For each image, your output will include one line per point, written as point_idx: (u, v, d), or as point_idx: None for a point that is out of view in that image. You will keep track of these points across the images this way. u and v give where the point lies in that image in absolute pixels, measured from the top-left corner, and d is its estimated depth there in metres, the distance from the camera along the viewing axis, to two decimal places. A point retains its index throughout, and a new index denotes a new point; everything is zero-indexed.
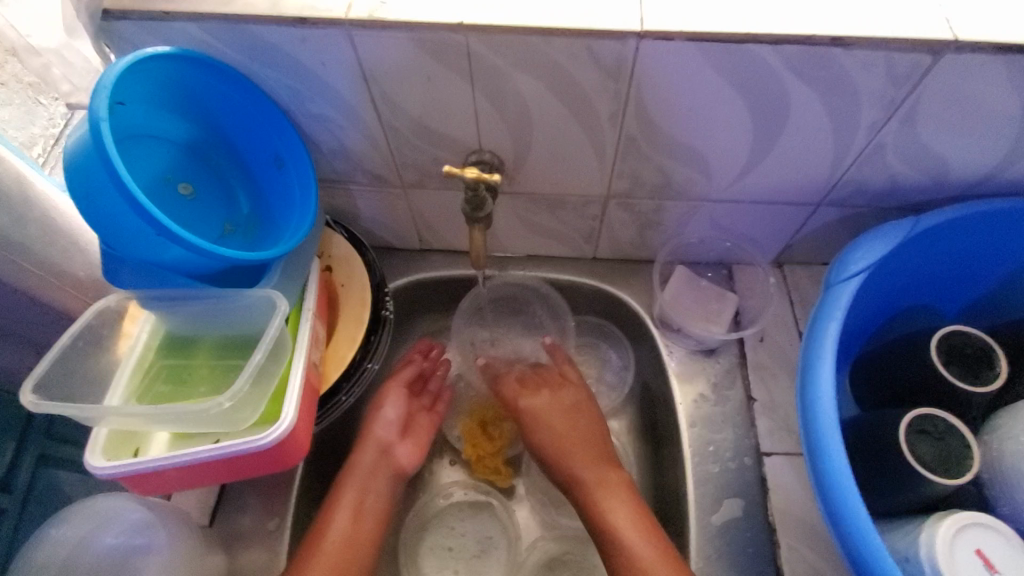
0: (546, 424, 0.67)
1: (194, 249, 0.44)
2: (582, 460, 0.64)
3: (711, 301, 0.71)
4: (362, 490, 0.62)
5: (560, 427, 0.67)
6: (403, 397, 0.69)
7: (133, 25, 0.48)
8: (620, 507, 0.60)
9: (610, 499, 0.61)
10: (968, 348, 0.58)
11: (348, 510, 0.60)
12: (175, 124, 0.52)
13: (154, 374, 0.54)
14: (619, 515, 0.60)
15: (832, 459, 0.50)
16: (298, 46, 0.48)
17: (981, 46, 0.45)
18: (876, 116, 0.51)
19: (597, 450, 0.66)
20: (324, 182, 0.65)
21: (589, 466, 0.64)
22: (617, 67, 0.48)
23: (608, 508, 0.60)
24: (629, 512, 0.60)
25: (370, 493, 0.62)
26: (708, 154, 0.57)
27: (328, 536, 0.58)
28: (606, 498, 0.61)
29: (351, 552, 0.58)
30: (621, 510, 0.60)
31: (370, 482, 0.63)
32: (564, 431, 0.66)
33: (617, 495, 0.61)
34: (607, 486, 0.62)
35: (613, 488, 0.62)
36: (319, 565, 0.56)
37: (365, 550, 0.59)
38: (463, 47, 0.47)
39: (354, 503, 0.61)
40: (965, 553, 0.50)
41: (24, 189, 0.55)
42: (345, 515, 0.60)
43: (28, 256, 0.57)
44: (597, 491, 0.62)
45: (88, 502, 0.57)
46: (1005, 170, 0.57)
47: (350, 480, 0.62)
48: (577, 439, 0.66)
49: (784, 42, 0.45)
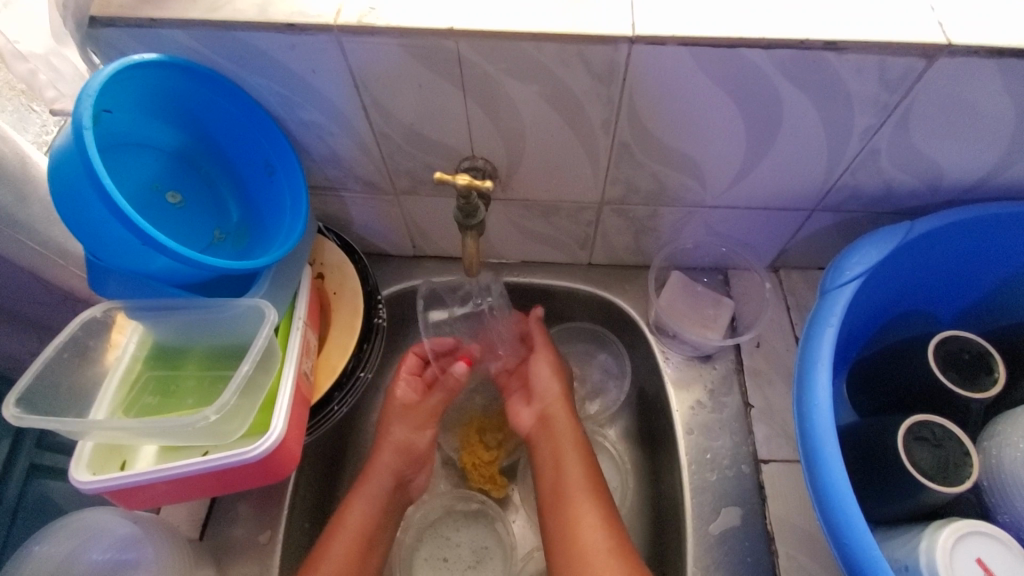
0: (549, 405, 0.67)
1: (179, 258, 0.44)
2: (577, 491, 0.60)
3: (707, 307, 0.71)
4: (367, 518, 0.61)
5: (551, 407, 0.67)
6: (429, 430, 0.68)
7: (121, 32, 0.47)
8: (590, 518, 0.58)
9: (579, 511, 0.58)
10: (966, 354, 0.57)
11: (352, 536, 0.59)
12: (163, 132, 0.52)
13: (142, 386, 0.53)
14: (586, 532, 0.57)
15: (828, 468, 0.49)
16: (287, 53, 0.48)
17: (975, 50, 0.44)
18: (870, 120, 0.51)
19: (576, 437, 0.64)
20: (315, 190, 0.64)
21: (581, 496, 0.59)
22: (609, 72, 0.48)
23: (575, 522, 0.58)
24: (598, 523, 0.57)
25: (374, 522, 0.62)
26: (702, 160, 0.57)
27: (328, 561, 0.57)
28: (575, 501, 0.59)
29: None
30: (588, 521, 0.58)
31: (377, 510, 0.63)
32: (567, 464, 0.62)
33: (582, 505, 0.59)
34: (575, 490, 0.60)
35: (580, 484, 0.60)
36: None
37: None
38: (453, 53, 0.47)
39: (357, 532, 0.60)
40: (966, 562, 0.49)
41: (27, 169, 0.55)
42: (348, 540, 0.59)
43: (32, 235, 0.57)
44: (567, 493, 0.60)
45: (73, 518, 0.55)
46: (1001, 174, 0.56)
47: (365, 500, 0.62)
48: (563, 427, 0.65)
49: (776, 47, 0.45)
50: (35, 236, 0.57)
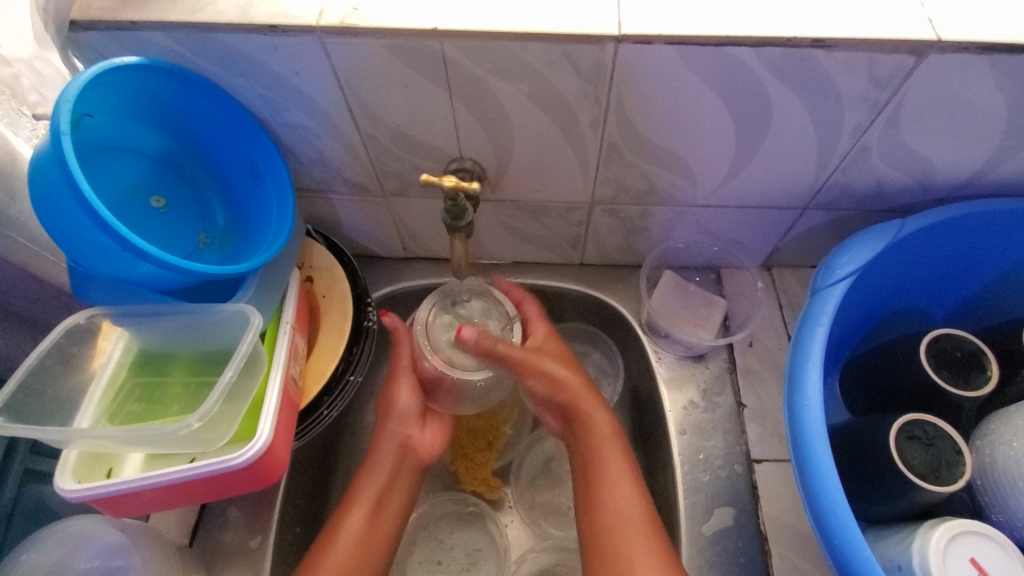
0: (559, 378, 0.61)
1: (161, 264, 0.43)
2: (604, 447, 0.59)
3: (700, 307, 0.71)
4: (380, 486, 0.61)
5: (560, 381, 0.61)
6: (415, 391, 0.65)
7: (103, 35, 0.47)
8: (620, 474, 0.57)
9: (614, 478, 0.57)
10: (958, 352, 0.57)
11: (364, 509, 0.59)
12: (146, 135, 0.51)
13: (127, 392, 0.52)
14: (620, 501, 0.56)
15: (820, 469, 0.49)
16: (270, 54, 0.47)
17: (965, 47, 0.44)
18: (860, 117, 0.51)
19: (597, 398, 0.61)
20: (303, 192, 0.64)
21: (607, 452, 0.59)
22: (595, 71, 0.47)
23: (609, 489, 0.57)
24: (629, 483, 0.57)
25: (387, 490, 0.62)
26: (692, 159, 0.56)
27: (342, 534, 0.57)
28: (608, 467, 0.58)
29: (366, 554, 0.57)
30: (620, 479, 0.57)
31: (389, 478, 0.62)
32: (592, 423, 0.60)
33: (615, 471, 0.58)
34: (606, 447, 0.59)
35: (611, 445, 0.59)
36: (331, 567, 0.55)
37: (373, 552, 0.58)
38: (438, 53, 0.46)
39: (372, 500, 0.60)
40: (958, 562, 0.49)
41: (18, 167, 0.54)
42: (362, 513, 0.59)
43: (23, 233, 0.56)
44: (599, 457, 0.59)
45: (59, 526, 0.54)
46: (993, 171, 0.56)
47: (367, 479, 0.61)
48: (581, 391, 0.61)
49: (765, 45, 0.44)
50: (26, 233, 0.56)
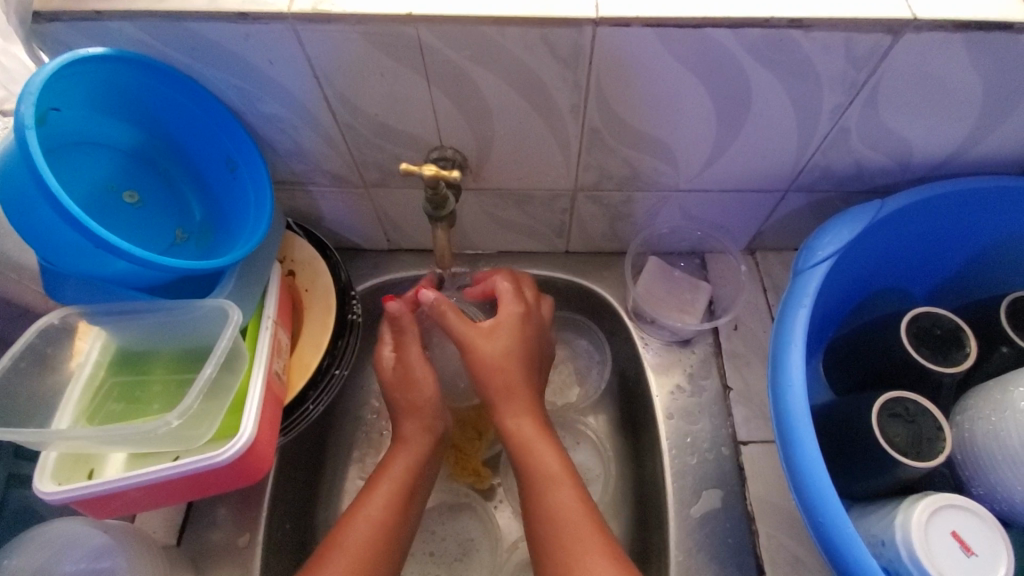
0: (489, 372, 0.62)
1: (135, 259, 0.42)
2: (531, 446, 0.60)
3: (685, 292, 0.71)
4: (412, 466, 0.61)
5: (490, 378, 0.62)
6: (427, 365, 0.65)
7: (67, 27, 0.45)
8: (551, 469, 0.58)
9: (553, 481, 0.58)
10: (937, 329, 0.58)
11: (390, 488, 0.59)
12: (116, 128, 0.50)
13: (106, 392, 0.51)
14: (562, 502, 0.56)
15: (805, 449, 0.49)
16: (242, 43, 0.46)
17: (940, 25, 0.44)
18: (839, 99, 0.51)
19: (530, 398, 0.63)
20: (282, 185, 0.63)
21: (535, 444, 0.60)
22: (574, 55, 0.47)
23: (549, 492, 0.57)
24: (561, 478, 0.58)
25: (421, 468, 0.61)
26: (674, 144, 0.56)
27: (365, 513, 0.56)
28: (544, 471, 0.58)
29: (388, 530, 0.56)
30: (555, 475, 0.58)
31: (421, 459, 0.62)
32: (518, 426, 0.61)
33: (549, 468, 0.58)
34: (534, 445, 0.60)
35: (540, 444, 0.60)
36: (351, 540, 0.54)
37: (396, 526, 0.57)
38: (414, 39, 0.45)
39: (400, 481, 0.59)
40: (940, 535, 0.50)
41: None
42: (389, 488, 0.59)
43: None
44: (532, 459, 0.59)
45: (42, 530, 0.53)
46: (969, 150, 0.57)
47: (399, 455, 0.62)
48: (511, 391, 0.62)
49: (743, 26, 0.44)
50: None
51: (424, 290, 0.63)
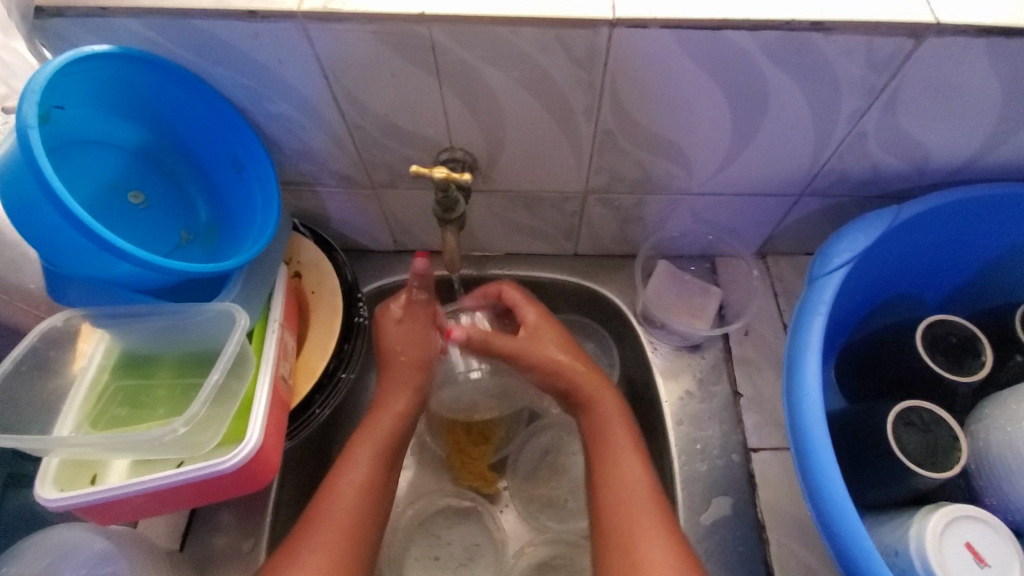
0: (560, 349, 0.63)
1: (140, 263, 0.41)
2: (612, 421, 0.59)
3: (695, 296, 0.70)
4: (394, 431, 0.60)
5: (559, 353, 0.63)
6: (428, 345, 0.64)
7: (71, 23, 0.44)
8: (624, 444, 0.58)
9: (622, 455, 0.57)
10: (953, 337, 0.57)
11: (372, 451, 0.58)
12: (121, 127, 0.49)
13: (110, 397, 0.51)
14: (630, 476, 0.56)
15: (819, 460, 0.48)
16: (250, 42, 0.45)
17: (963, 29, 0.43)
18: (857, 103, 0.50)
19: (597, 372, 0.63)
20: (289, 185, 0.62)
21: (609, 418, 0.60)
22: (590, 56, 0.46)
23: (617, 466, 0.57)
24: (634, 456, 0.57)
25: (403, 427, 0.61)
26: (687, 146, 0.55)
27: (348, 475, 0.56)
28: (617, 445, 0.58)
29: (371, 497, 0.56)
30: (626, 450, 0.57)
31: (401, 423, 0.61)
32: (601, 399, 0.61)
33: (622, 442, 0.58)
34: (612, 419, 0.59)
35: (615, 419, 0.59)
36: (337, 511, 0.54)
37: (378, 492, 0.56)
38: (426, 39, 0.45)
39: (381, 448, 0.58)
40: (954, 546, 0.49)
41: None
42: (371, 452, 0.58)
43: None
44: (608, 432, 0.59)
45: (43, 535, 0.52)
46: (988, 155, 0.56)
47: (379, 415, 0.60)
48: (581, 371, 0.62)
49: (762, 28, 0.43)
50: None
51: (422, 261, 0.60)
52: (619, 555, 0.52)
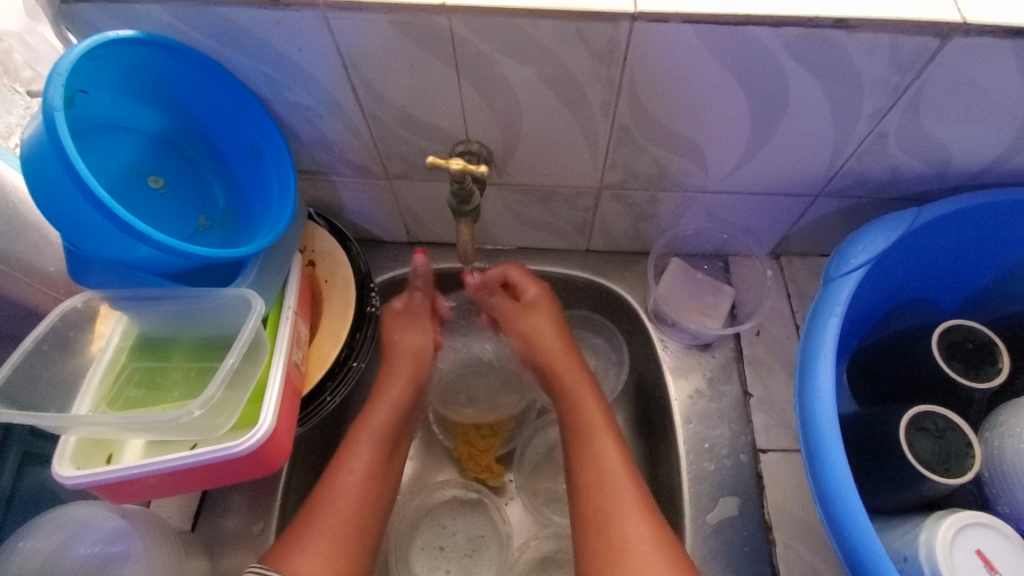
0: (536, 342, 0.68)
1: (160, 246, 0.42)
2: (584, 397, 0.63)
3: (707, 295, 0.70)
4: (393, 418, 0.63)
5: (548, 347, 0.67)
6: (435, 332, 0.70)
7: (95, 7, 0.45)
8: (597, 420, 0.61)
9: (595, 432, 0.60)
10: (969, 343, 0.56)
11: (375, 439, 0.61)
12: (143, 113, 0.50)
13: (126, 377, 0.51)
14: (606, 453, 0.59)
15: (830, 462, 0.48)
16: (271, 30, 0.45)
17: (990, 30, 0.42)
18: (879, 103, 0.49)
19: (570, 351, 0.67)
20: (305, 174, 0.62)
21: (580, 395, 0.64)
22: (608, 50, 0.46)
23: (589, 442, 0.60)
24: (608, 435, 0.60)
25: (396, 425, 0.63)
26: (705, 143, 0.55)
27: (352, 465, 0.58)
28: (593, 423, 0.61)
29: (372, 500, 0.58)
30: (599, 425, 0.61)
31: (401, 412, 0.64)
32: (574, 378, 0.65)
33: (595, 419, 0.62)
34: (583, 398, 0.63)
35: (588, 398, 0.63)
36: (338, 498, 0.56)
37: (378, 491, 0.59)
38: (446, 30, 0.45)
39: (380, 439, 0.61)
40: (964, 553, 0.49)
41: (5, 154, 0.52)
42: (371, 440, 0.60)
43: None
44: (580, 413, 0.62)
45: (60, 512, 0.53)
46: (1010, 159, 0.55)
47: (380, 404, 0.63)
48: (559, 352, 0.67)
49: (783, 24, 0.43)
50: None
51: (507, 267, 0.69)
52: (598, 532, 0.55)
